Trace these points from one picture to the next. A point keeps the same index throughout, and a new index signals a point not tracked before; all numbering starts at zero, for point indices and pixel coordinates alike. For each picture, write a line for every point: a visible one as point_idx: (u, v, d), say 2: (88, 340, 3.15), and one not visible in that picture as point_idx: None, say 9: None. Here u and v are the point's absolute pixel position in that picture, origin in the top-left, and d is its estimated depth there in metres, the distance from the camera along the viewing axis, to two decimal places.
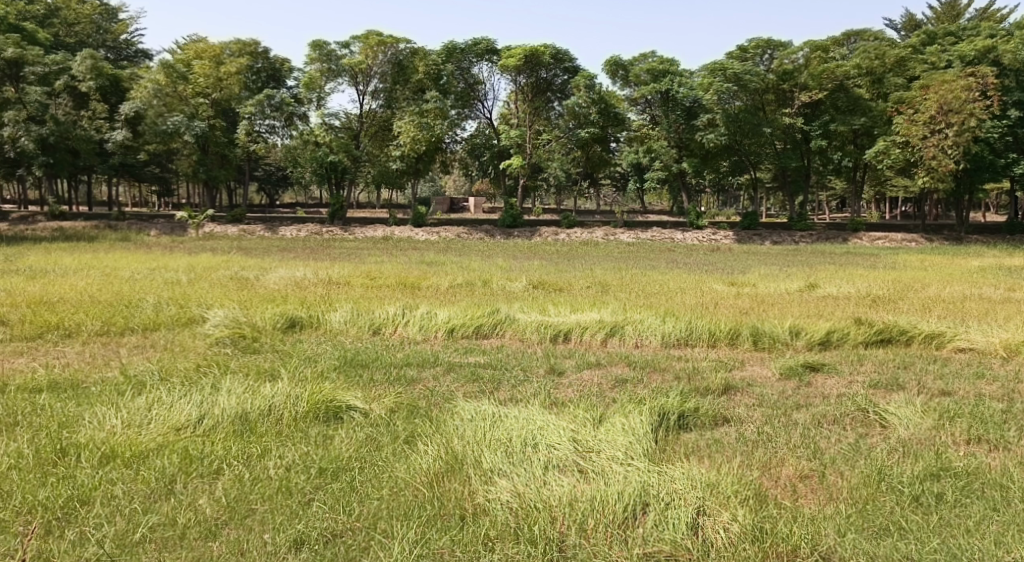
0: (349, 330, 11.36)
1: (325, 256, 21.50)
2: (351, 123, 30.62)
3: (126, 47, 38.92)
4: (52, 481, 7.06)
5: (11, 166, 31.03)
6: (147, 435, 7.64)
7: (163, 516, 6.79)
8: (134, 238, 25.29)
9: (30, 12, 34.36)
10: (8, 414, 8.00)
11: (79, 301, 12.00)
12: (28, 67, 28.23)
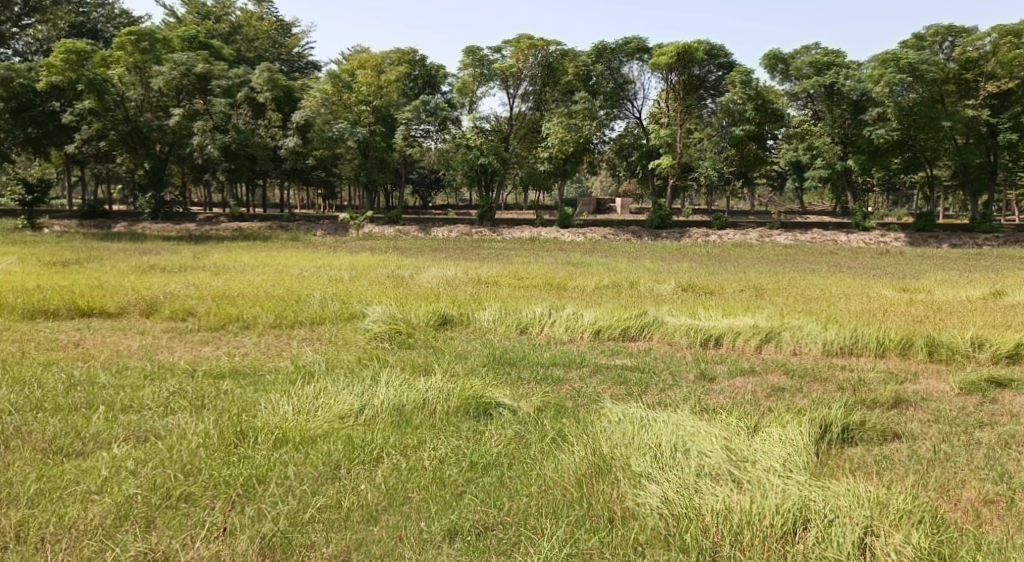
0: (497, 329, 11.36)
1: (475, 256, 21.72)
2: (501, 126, 30.92)
3: (298, 60, 40.70)
4: (233, 460, 7.27)
5: (196, 172, 33.17)
6: (316, 422, 7.81)
7: (329, 499, 6.91)
8: (301, 238, 26.42)
9: (216, 30, 36.73)
10: (194, 397, 8.29)
11: (256, 296, 12.52)
12: (215, 80, 30.19)
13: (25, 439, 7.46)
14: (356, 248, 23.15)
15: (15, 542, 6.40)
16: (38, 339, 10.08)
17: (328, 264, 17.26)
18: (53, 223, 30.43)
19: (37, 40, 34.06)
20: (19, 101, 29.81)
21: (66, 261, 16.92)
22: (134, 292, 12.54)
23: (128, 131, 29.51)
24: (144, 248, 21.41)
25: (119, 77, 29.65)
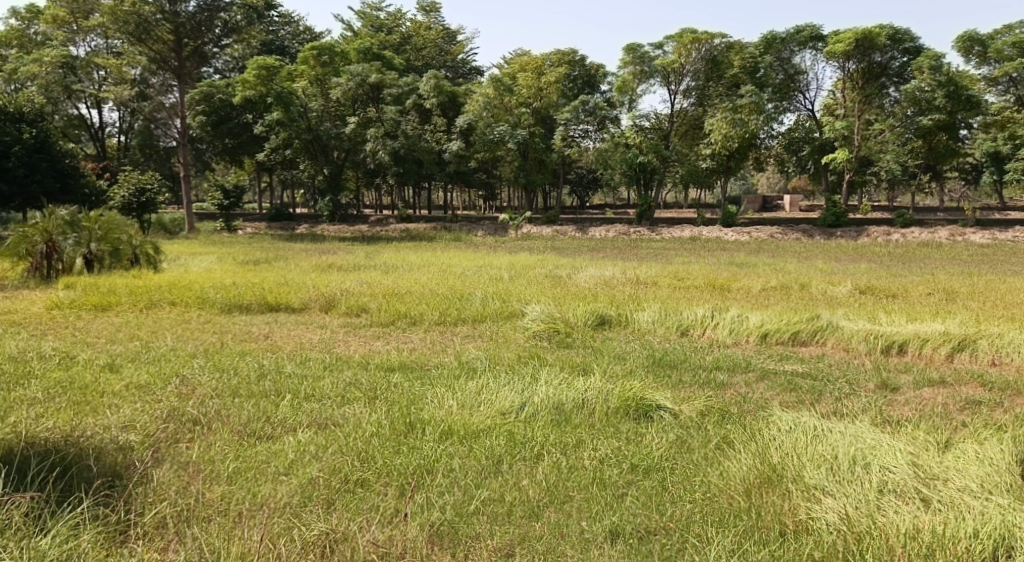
0: (657, 331, 10.96)
1: (635, 256, 21.38)
2: (661, 123, 30.21)
3: (463, 65, 40.48)
4: (403, 450, 7.05)
5: (368, 175, 34.31)
6: (479, 416, 7.58)
7: (492, 492, 6.64)
8: (463, 238, 26.82)
9: (387, 41, 37.93)
10: (368, 388, 8.19)
11: (423, 294, 12.64)
12: (387, 89, 31.04)
13: (223, 422, 7.42)
14: (515, 248, 23.25)
15: (217, 514, 6.29)
16: (233, 331, 10.54)
17: (488, 264, 17.30)
18: (245, 226, 32.32)
19: (234, 59, 36.61)
20: (218, 114, 32.54)
21: (255, 261, 17.60)
22: (314, 289, 12.91)
23: (311, 139, 31.27)
24: (322, 248, 22.29)
25: (303, 89, 31.40)
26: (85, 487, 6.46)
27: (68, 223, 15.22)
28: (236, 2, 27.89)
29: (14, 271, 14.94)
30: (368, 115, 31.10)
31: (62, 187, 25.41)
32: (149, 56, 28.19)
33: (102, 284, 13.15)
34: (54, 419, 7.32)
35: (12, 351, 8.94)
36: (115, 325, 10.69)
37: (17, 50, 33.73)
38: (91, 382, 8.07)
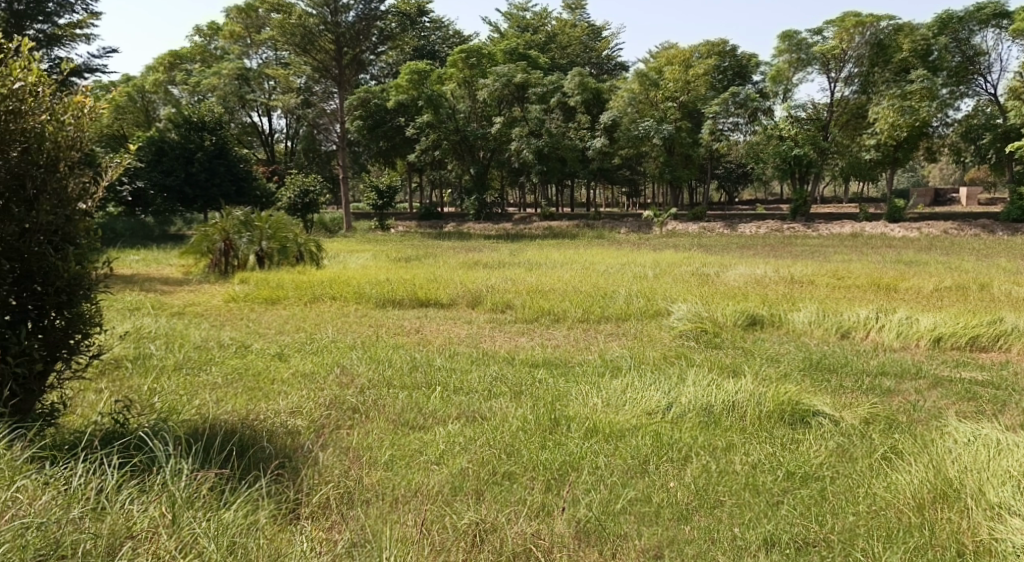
0: (814, 332, 10.31)
1: (791, 253, 20.42)
2: (819, 113, 29.11)
3: (607, 61, 40.19)
4: (548, 445, 6.61)
5: (514, 174, 34.45)
6: (624, 416, 7.16)
7: (639, 492, 6.08)
8: (609, 235, 26.46)
9: (533, 40, 37.98)
10: (514, 383, 8.02)
11: (567, 291, 12.45)
12: (532, 88, 30.89)
13: (379, 411, 7.19)
14: (661, 245, 22.74)
15: (375, 498, 5.77)
16: (387, 325, 10.66)
17: (632, 262, 16.95)
18: (398, 224, 33.15)
19: (389, 65, 37.68)
20: (374, 118, 33.55)
21: (407, 258, 17.82)
22: (461, 286, 12.94)
23: (458, 140, 31.62)
24: (468, 246, 22.47)
25: (451, 91, 31.92)
26: (265, 470, 5.93)
27: (243, 223, 15.96)
28: (391, 10, 28.71)
29: (197, 268, 15.88)
30: (514, 115, 31.09)
31: (237, 190, 26.63)
32: (313, 66, 29.45)
33: (272, 279, 13.69)
34: (232, 403, 7.12)
35: (195, 339, 9.33)
36: (283, 317, 11.05)
37: (199, 65, 36.01)
38: (262, 368, 8.19)
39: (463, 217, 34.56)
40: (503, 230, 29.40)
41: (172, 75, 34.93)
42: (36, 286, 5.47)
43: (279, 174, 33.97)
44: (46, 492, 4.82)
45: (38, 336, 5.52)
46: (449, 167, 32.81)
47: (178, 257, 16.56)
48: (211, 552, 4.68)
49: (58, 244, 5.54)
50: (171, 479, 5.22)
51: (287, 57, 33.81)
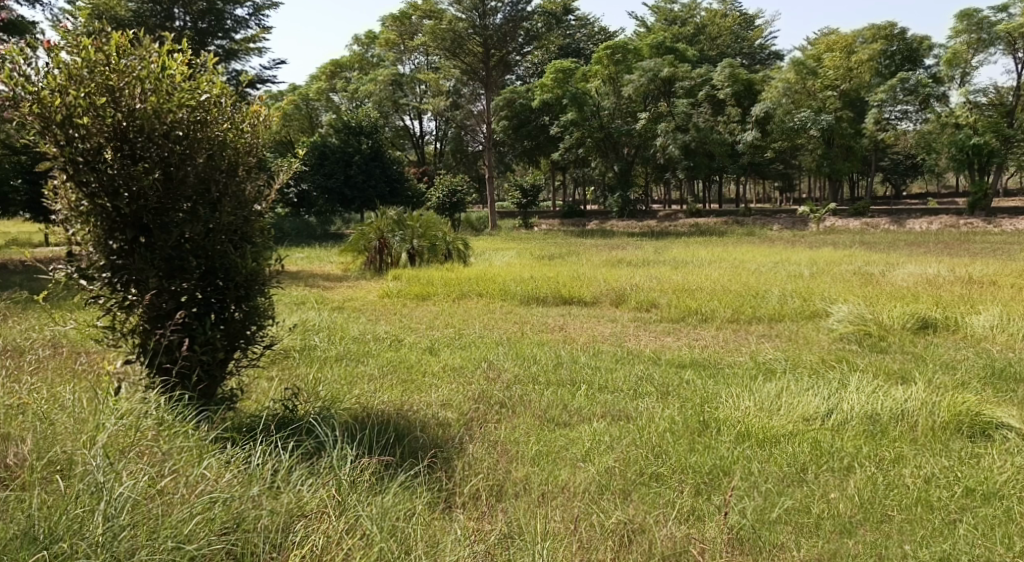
0: (996, 337, 9.75)
1: (963, 251, 19.31)
2: (1004, 97, 26.49)
3: (760, 51, 38.82)
4: (698, 448, 6.57)
5: (660, 171, 34.15)
6: (779, 421, 7.03)
7: (796, 502, 5.95)
8: (759, 233, 25.89)
9: (682, 34, 37.48)
10: (660, 383, 8.04)
11: (714, 290, 12.31)
12: (679, 83, 30.44)
13: (526, 407, 7.38)
14: (818, 242, 22.06)
15: (522, 492, 5.94)
16: (531, 322, 10.88)
17: (787, 259, 16.52)
18: (542, 223, 33.51)
19: (535, 65, 38.08)
20: (519, 118, 34.07)
21: (551, 257, 18.01)
22: (605, 284, 13.01)
23: (602, 137, 31.65)
24: (614, 243, 22.43)
25: (596, 89, 31.97)
26: (420, 458, 6.23)
27: (396, 222, 16.61)
28: (537, 10, 28.87)
29: (356, 265, 16.74)
30: (659, 110, 30.77)
31: (391, 191, 27.70)
32: (462, 69, 30.16)
33: (423, 276, 14.16)
34: (388, 393, 7.50)
35: (354, 332, 9.84)
36: (433, 312, 11.47)
37: (357, 72, 37.63)
38: (415, 361, 8.58)
39: (607, 216, 34.56)
40: (648, 228, 29.21)
41: (334, 83, 36.75)
42: (218, 282, 5.96)
43: (429, 174, 35.01)
44: (228, 471, 5.18)
45: (220, 327, 6.04)
46: (594, 165, 32.87)
47: (338, 255, 17.45)
48: (374, 533, 4.96)
49: (238, 242, 6.03)
50: (336, 464, 5.54)
51: (437, 61, 34.74)
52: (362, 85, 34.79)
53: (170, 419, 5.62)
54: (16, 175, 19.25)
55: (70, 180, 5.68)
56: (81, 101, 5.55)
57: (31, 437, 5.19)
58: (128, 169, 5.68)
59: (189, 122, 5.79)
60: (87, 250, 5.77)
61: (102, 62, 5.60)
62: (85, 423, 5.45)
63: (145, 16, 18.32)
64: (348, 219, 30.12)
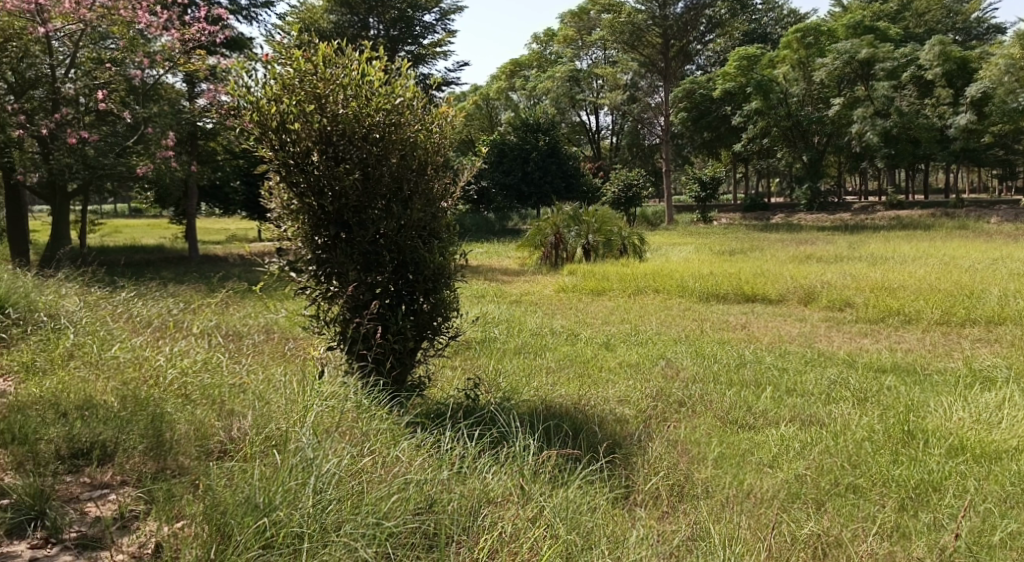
0: None
1: None
2: None
3: (976, 26, 36.93)
4: (903, 460, 6.20)
5: (855, 160, 32.49)
6: (1002, 435, 6.49)
7: (1021, 525, 5.50)
8: (973, 226, 24.02)
9: (882, 13, 35.42)
10: (856, 389, 7.63)
11: (919, 289, 11.53)
12: (879, 64, 28.45)
13: (707, 406, 7.22)
14: None
15: (704, 494, 5.79)
16: (712, 320, 10.61)
17: (1006, 257, 15.16)
18: (722, 217, 32.69)
19: (715, 54, 37.35)
20: (699, 109, 33.43)
21: (732, 252, 17.53)
22: (793, 281, 12.50)
23: (790, 126, 30.58)
24: (802, 238, 21.55)
25: (784, 75, 30.79)
26: (600, 454, 6.22)
27: (572, 217, 16.66)
28: None
29: (532, 259, 16.95)
30: (855, 94, 28.98)
31: (567, 186, 27.76)
32: (641, 61, 30.01)
33: (598, 271, 14.14)
34: (566, 387, 7.54)
35: (532, 325, 9.98)
36: (609, 308, 11.42)
37: (536, 70, 38.14)
38: (591, 356, 8.57)
39: (792, 209, 33.29)
40: (843, 221, 27.86)
41: (513, 81, 37.87)
42: (409, 276, 6.19)
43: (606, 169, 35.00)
44: (420, 455, 5.35)
45: (410, 318, 6.27)
46: (781, 156, 31.71)
47: (516, 250, 17.72)
48: (558, 525, 4.94)
49: (426, 238, 6.24)
50: (521, 452, 5.60)
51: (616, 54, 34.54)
52: (541, 83, 35.35)
53: (367, 402, 5.90)
54: (235, 177, 20.65)
55: (283, 181, 6.09)
56: (293, 109, 5.93)
57: (251, 415, 5.64)
58: (332, 170, 6.01)
59: (386, 125, 6.05)
60: (297, 245, 6.18)
61: (311, 71, 5.93)
62: (295, 403, 5.84)
63: (344, 26, 19.91)
64: (525, 215, 30.56)
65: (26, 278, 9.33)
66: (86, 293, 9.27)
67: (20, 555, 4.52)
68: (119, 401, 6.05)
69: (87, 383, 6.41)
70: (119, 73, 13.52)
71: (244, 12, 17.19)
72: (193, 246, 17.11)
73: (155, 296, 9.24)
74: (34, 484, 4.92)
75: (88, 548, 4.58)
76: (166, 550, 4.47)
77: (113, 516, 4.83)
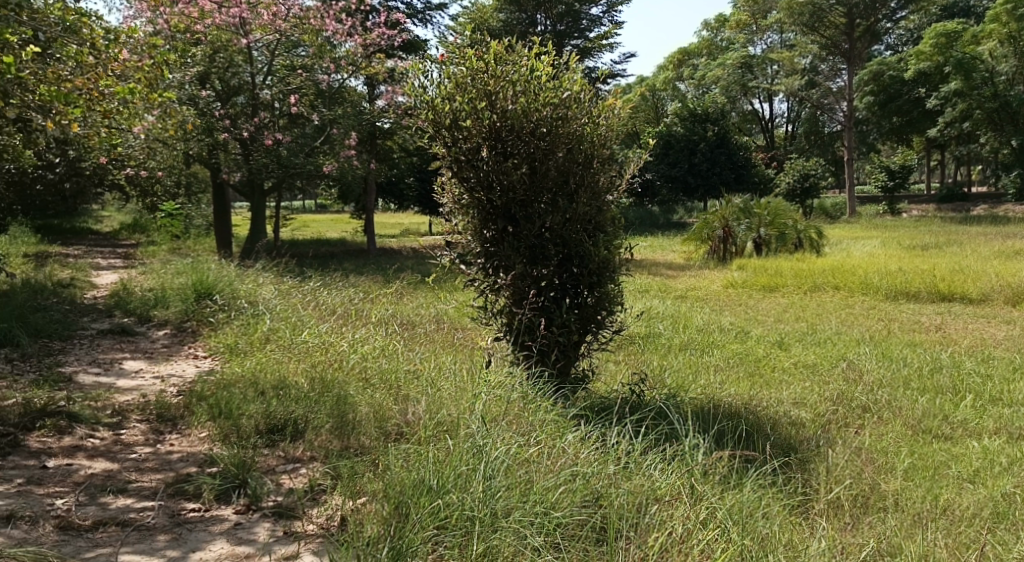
0: None
1: None
2: None
3: None
4: None
5: None
6: None
7: None
8: None
9: None
10: None
11: None
12: None
13: (895, 414, 6.99)
14: None
15: (893, 508, 5.49)
16: (901, 320, 10.22)
17: None
18: (914, 209, 31.09)
19: (908, 31, 35.22)
20: (887, 92, 32.21)
21: (923, 246, 16.74)
22: (998, 279, 11.77)
23: (997, 108, 27.72)
24: (1008, 232, 20.24)
25: (990, 51, 28.25)
26: (773, 456, 6.08)
27: (743, 210, 16.38)
28: None
29: (698, 253, 16.85)
30: None
31: (737, 178, 27.14)
32: (823, 43, 29.04)
33: (770, 267, 13.84)
34: (735, 386, 7.50)
35: (699, 321, 9.94)
36: (782, 305, 11.18)
37: (705, 59, 37.56)
38: (763, 355, 8.48)
39: (995, 201, 31.17)
40: None
41: (681, 71, 37.67)
42: (574, 269, 6.36)
43: (780, 160, 34.13)
44: (585, 448, 5.44)
45: (575, 311, 6.44)
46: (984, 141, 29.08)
47: (682, 244, 17.64)
48: (731, 527, 4.78)
49: (592, 232, 6.38)
50: (692, 451, 5.52)
51: (793, 39, 33.46)
52: (711, 71, 34.82)
53: (532, 392, 6.11)
54: (409, 174, 21.63)
55: (455, 177, 6.41)
56: (465, 106, 6.19)
57: (424, 400, 5.96)
58: (501, 165, 6.24)
59: (553, 119, 6.18)
60: (467, 239, 6.51)
61: (482, 69, 6.17)
62: (464, 391, 6.14)
63: (513, 24, 20.71)
64: (692, 208, 30.23)
65: (230, 267, 10.21)
66: (279, 283, 10.02)
67: (227, 519, 4.96)
68: (308, 382, 6.58)
69: (281, 364, 7.00)
70: (308, 79, 14.57)
71: (419, 15, 17.86)
72: (371, 240, 17.96)
73: (338, 286, 9.85)
74: (238, 456, 5.43)
75: (282, 516, 4.99)
76: (351, 523, 4.75)
77: (304, 489, 5.25)
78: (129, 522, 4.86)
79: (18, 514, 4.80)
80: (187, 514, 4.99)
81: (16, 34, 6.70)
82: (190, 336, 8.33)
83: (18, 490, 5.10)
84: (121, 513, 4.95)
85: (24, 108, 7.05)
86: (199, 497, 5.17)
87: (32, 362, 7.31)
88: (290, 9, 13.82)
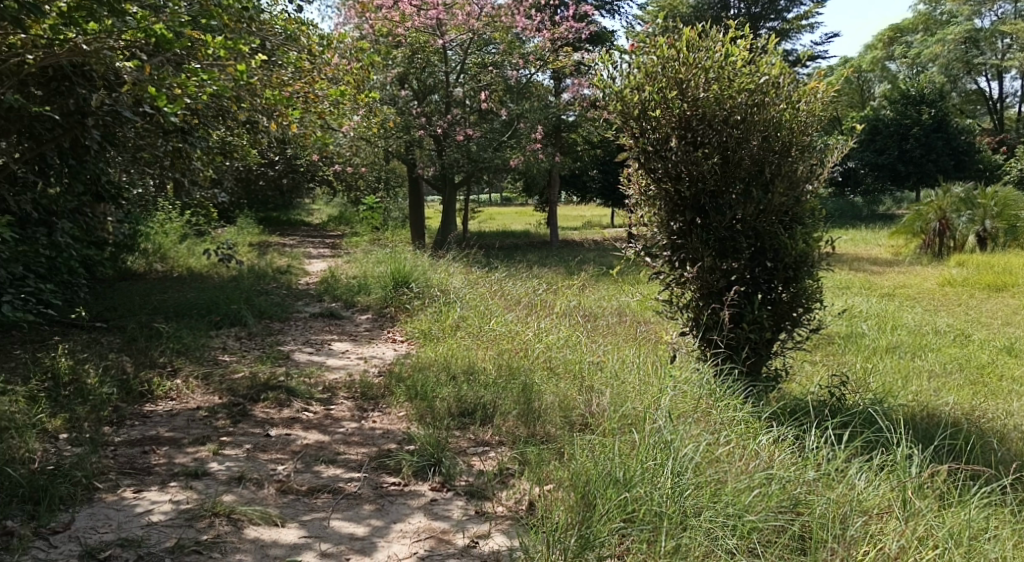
0: None
1: None
2: None
3: None
4: None
5: None
6: None
7: None
8: None
9: None
10: None
11: None
12: None
13: None
14: None
15: None
16: None
17: None
18: None
19: None
20: None
21: None
22: None
23: None
24: None
25: None
26: (1000, 473, 5.65)
27: (964, 200, 15.39)
28: None
29: (908, 248, 16.29)
30: None
31: (957, 164, 25.52)
32: None
33: (998, 264, 12.93)
34: (954, 395, 7.09)
35: (908, 323, 9.46)
36: (1011, 306, 10.46)
37: (922, 34, 35.22)
38: (987, 362, 7.97)
39: None
40: None
41: (892, 50, 35.85)
42: (767, 263, 6.25)
43: (1010, 143, 31.65)
44: (781, 451, 5.31)
45: (768, 307, 6.32)
46: None
47: (890, 238, 17.03)
48: (954, 549, 4.45)
49: (788, 224, 6.25)
50: (904, 463, 5.21)
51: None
52: (928, 48, 33.17)
53: (719, 389, 6.07)
54: (592, 167, 21.86)
55: (642, 168, 6.45)
56: (654, 96, 6.21)
57: (608, 393, 6.06)
58: (691, 155, 6.21)
59: (748, 106, 6.09)
60: (653, 231, 6.55)
61: (673, 57, 6.17)
62: (649, 386, 6.18)
63: (703, 10, 20.60)
64: (902, 197, 28.67)
65: (425, 257, 10.70)
66: (468, 272, 10.41)
67: (424, 494, 5.25)
68: (496, 369, 6.83)
69: (471, 351, 7.27)
70: (498, 75, 14.99)
71: (608, 6, 17.93)
72: (554, 233, 18.12)
73: (523, 277, 10.09)
74: (433, 436, 5.74)
75: (474, 496, 5.22)
76: (540, 508, 4.90)
77: (494, 471, 5.47)
78: (339, 490, 5.24)
79: (247, 476, 5.32)
80: (388, 486, 5.32)
81: (248, 45, 7.31)
82: (389, 321, 8.81)
83: (247, 455, 5.62)
84: (332, 482, 5.35)
85: (253, 111, 7.74)
86: (399, 472, 5.49)
87: (257, 340, 8.00)
88: (482, 9, 14.19)
